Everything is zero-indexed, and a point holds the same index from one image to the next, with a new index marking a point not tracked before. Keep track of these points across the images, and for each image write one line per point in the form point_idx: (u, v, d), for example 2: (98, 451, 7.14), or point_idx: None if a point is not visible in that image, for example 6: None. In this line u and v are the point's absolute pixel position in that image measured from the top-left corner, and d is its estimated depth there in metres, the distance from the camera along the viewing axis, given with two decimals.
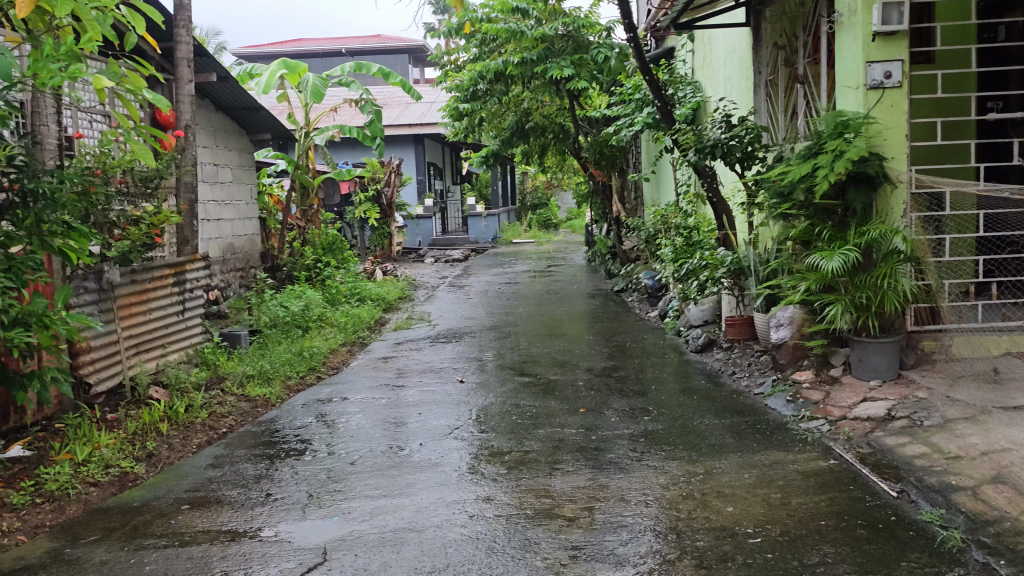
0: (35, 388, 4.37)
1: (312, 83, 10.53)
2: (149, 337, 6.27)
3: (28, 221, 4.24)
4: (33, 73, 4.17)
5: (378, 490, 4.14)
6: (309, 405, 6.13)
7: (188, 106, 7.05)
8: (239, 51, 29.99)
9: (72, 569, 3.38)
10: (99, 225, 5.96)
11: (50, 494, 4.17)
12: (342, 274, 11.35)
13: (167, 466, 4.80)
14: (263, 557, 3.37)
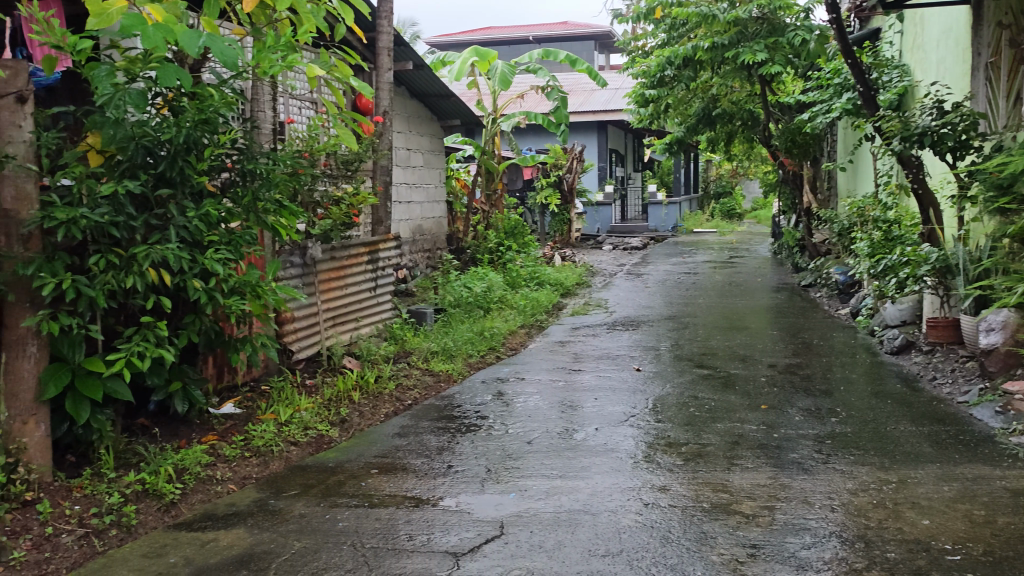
0: (247, 352, 4.80)
1: (501, 70, 10.73)
2: (344, 310, 6.70)
3: (246, 199, 4.65)
4: (255, 63, 4.53)
5: (554, 470, 4.21)
6: (488, 384, 6.33)
7: (387, 93, 7.43)
8: (431, 41, 31.13)
9: (276, 519, 3.70)
10: (306, 205, 6.41)
11: (257, 449, 4.57)
12: (523, 259, 11.54)
13: (358, 432, 5.12)
14: (445, 525, 3.54)
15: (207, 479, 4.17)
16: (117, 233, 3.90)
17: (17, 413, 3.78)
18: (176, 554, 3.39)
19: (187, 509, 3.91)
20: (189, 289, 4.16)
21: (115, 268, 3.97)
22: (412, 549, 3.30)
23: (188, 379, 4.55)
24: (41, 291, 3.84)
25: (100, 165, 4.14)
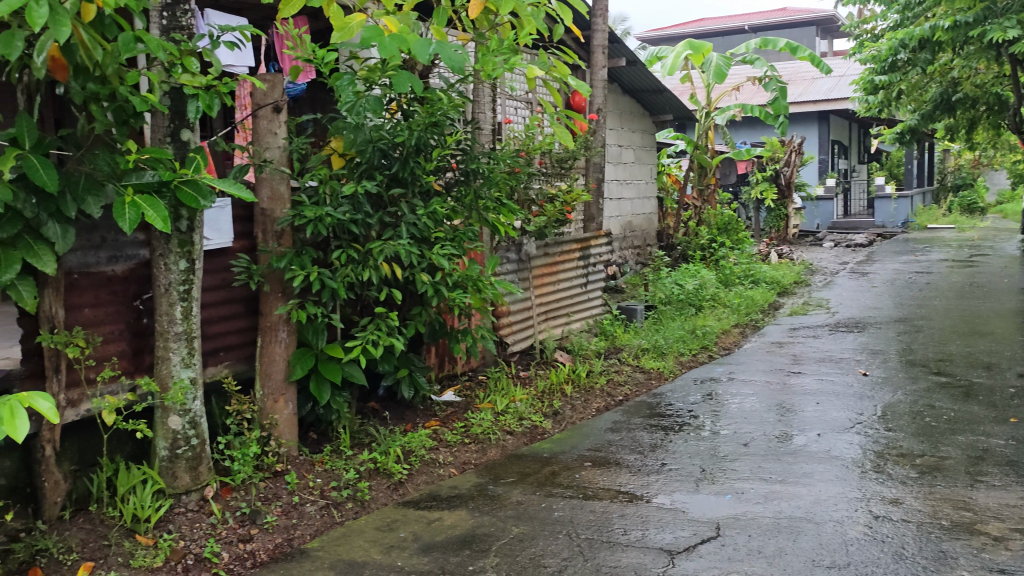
0: (467, 343, 5.03)
1: (716, 63, 10.41)
2: (556, 305, 6.85)
3: (469, 197, 4.88)
4: (480, 66, 4.73)
5: (772, 474, 4.07)
6: (701, 383, 6.21)
7: (601, 90, 7.49)
8: (642, 36, 30.93)
9: (495, 504, 3.85)
10: (521, 203, 6.59)
11: (476, 436, 4.77)
12: (736, 256, 11.18)
13: (571, 425, 5.21)
14: (660, 522, 3.52)
15: (431, 462, 4.42)
16: (356, 230, 4.22)
17: (270, 391, 4.20)
18: (405, 530, 3.62)
19: (413, 489, 4.16)
20: (417, 282, 4.42)
21: (354, 262, 4.30)
22: (627, 543, 3.32)
23: (414, 367, 4.85)
24: (291, 282, 4.24)
25: (341, 167, 4.50)
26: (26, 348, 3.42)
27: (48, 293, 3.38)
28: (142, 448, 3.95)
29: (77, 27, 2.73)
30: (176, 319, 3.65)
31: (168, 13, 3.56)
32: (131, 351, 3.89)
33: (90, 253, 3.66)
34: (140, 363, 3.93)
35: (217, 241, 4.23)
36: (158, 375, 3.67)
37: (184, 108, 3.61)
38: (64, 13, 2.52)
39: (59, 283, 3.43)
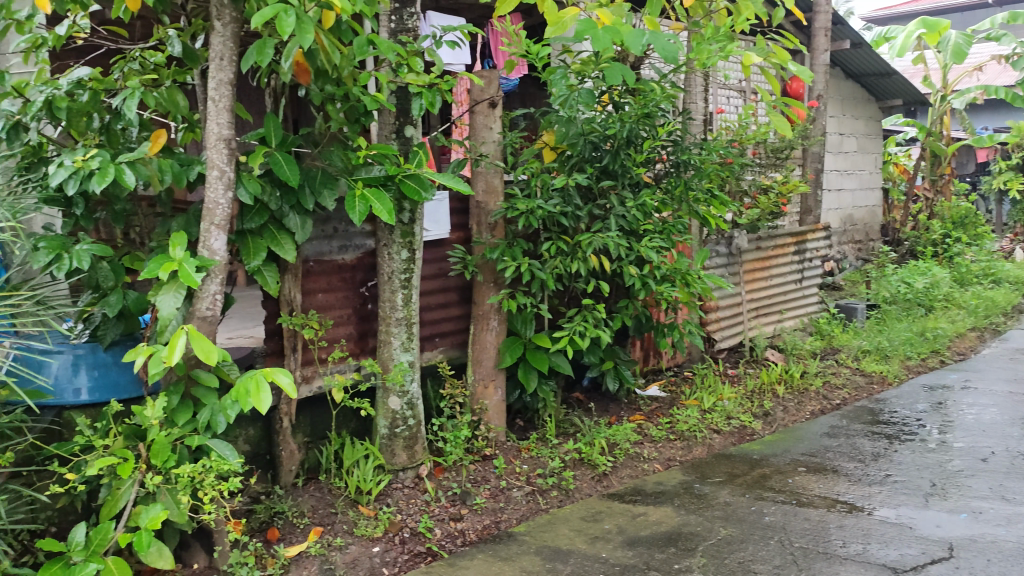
0: (674, 337, 4.94)
1: (956, 41, 9.53)
2: (768, 302, 6.57)
3: (679, 189, 4.78)
4: (695, 56, 4.60)
5: (1016, 495, 3.67)
6: (931, 391, 5.71)
7: (822, 75, 7.10)
8: (867, 16, 28.94)
9: (703, 503, 3.76)
10: (733, 195, 6.37)
11: (681, 433, 4.68)
12: (974, 252, 10.16)
13: (783, 427, 4.99)
14: (883, 537, 3.29)
15: (636, 456, 4.39)
16: (566, 222, 4.26)
17: (481, 377, 4.36)
18: (610, 522, 3.63)
19: (617, 482, 4.16)
20: (625, 275, 4.39)
21: (563, 253, 4.35)
22: (846, 556, 3.13)
23: (620, 360, 4.83)
24: (502, 272, 4.36)
25: (552, 160, 4.58)
26: (269, 328, 3.77)
27: (288, 278, 3.69)
28: (364, 425, 4.24)
29: (319, 33, 2.94)
30: (397, 305, 3.86)
31: (396, 17, 3.78)
32: (357, 334, 4.18)
33: (324, 242, 3.96)
34: (364, 344, 4.22)
35: (434, 233, 4.45)
36: (381, 357, 3.91)
37: (409, 105, 3.82)
38: (308, 20, 2.73)
39: (297, 269, 3.73)
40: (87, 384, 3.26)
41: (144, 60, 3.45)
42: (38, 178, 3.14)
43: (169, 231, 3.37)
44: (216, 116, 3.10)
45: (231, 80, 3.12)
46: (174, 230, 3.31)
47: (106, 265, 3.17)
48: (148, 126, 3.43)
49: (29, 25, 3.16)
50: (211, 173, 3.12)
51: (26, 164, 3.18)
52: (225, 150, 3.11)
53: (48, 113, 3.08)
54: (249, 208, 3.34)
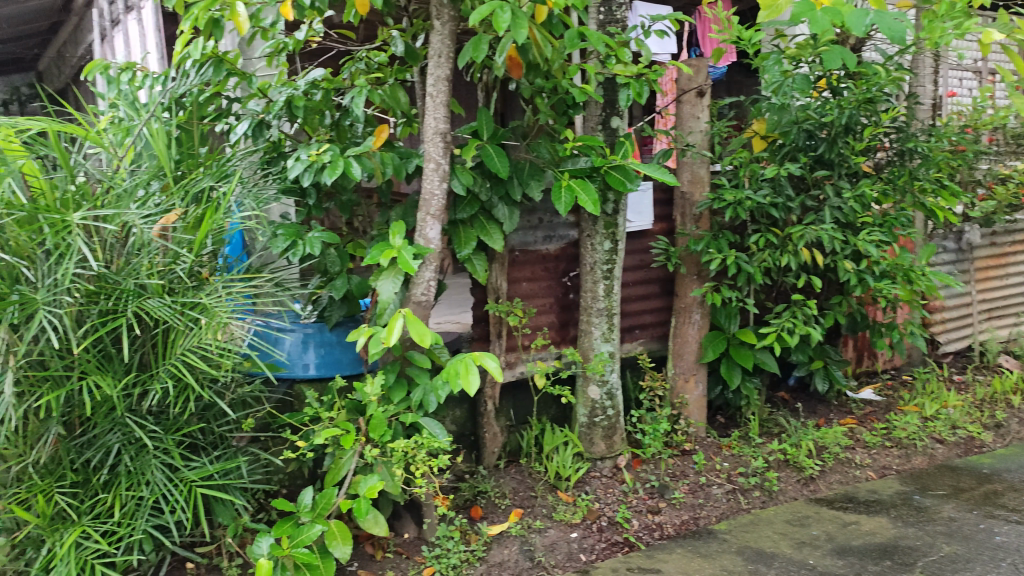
0: (893, 338, 4.61)
1: None
2: (1003, 303, 6.01)
3: (903, 178, 4.45)
4: (925, 35, 4.25)
5: None
6: None
7: None
8: None
9: (923, 517, 3.51)
10: (965, 185, 5.86)
11: (899, 441, 4.38)
12: None
13: (1018, 442, 4.54)
14: None
15: (847, 462, 4.16)
16: (776, 214, 4.09)
17: (682, 370, 4.30)
18: (818, 528, 3.47)
19: (826, 487, 3.97)
20: (840, 270, 4.16)
21: (772, 247, 4.18)
22: None
23: (830, 360, 4.59)
24: (707, 265, 4.27)
25: (762, 150, 4.43)
26: (476, 315, 3.93)
27: (495, 267, 3.82)
28: (564, 412, 4.32)
29: (532, 28, 2.98)
30: (599, 296, 3.89)
31: (605, 9, 3.80)
32: (559, 323, 4.27)
33: (530, 233, 4.06)
34: (566, 333, 4.30)
35: (638, 224, 4.43)
36: (582, 346, 3.96)
37: (616, 96, 3.83)
38: (523, 15, 2.79)
39: (504, 258, 3.85)
40: (315, 360, 3.56)
41: (369, 60, 3.69)
42: (278, 171, 3.48)
43: (389, 221, 3.60)
44: (433, 111, 3.26)
45: (447, 76, 3.27)
46: (392, 219, 3.53)
47: (333, 251, 3.43)
48: (372, 122, 3.65)
49: (272, 32, 3.48)
50: (427, 165, 3.29)
51: (268, 159, 3.53)
52: (441, 143, 3.27)
53: (287, 111, 3.38)
54: (461, 199, 3.48)
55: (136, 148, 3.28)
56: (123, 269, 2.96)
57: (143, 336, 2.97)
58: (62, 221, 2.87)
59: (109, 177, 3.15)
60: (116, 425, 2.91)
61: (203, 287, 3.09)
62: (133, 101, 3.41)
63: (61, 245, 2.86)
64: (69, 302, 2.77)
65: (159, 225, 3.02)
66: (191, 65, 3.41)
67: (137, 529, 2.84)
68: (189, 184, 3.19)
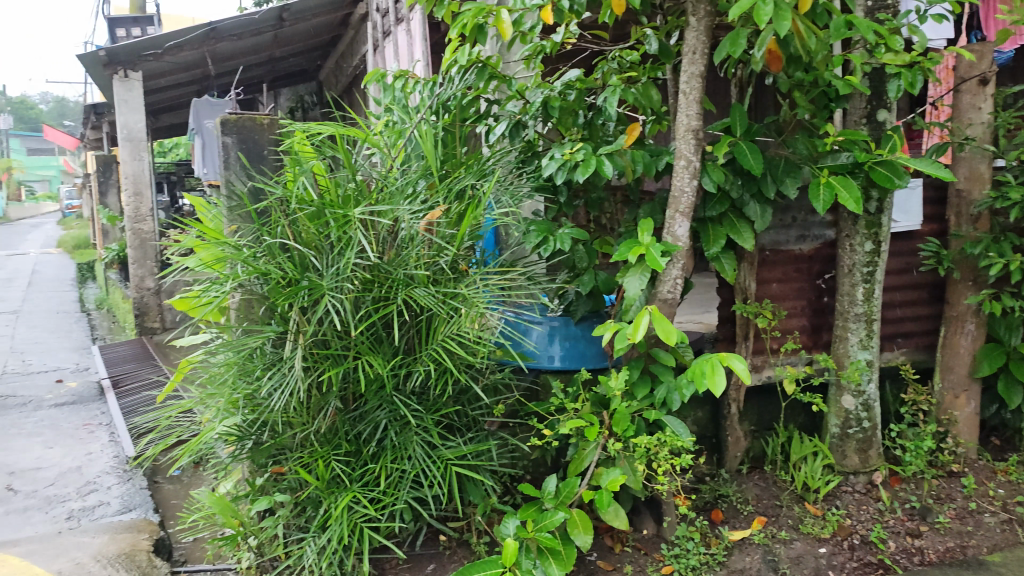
0: None
1: None
2: None
3: None
4: None
5: None
6: None
7: None
8: None
9: None
10: None
11: None
12: None
13: None
14: None
15: None
16: None
17: (950, 385, 3.95)
18: None
19: None
20: None
21: None
22: None
23: None
24: (985, 271, 3.87)
25: None
26: (722, 314, 3.89)
27: (744, 266, 3.70)
28: (814, 421, 4.13)
29: (794, 19, 2.83)
30: (857, 300, 3.66)
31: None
32: (811, 327, 4.09)
33: (782, 232, 3.92)
34: (818, 338, 4.12)
35: (904, 224, 4.13)
36: (836, 353, 3.76)
37: (883, 87, 3.60)
38: (787, 6, 2.68)
39: (754, 258, 3.72)
40: (560, 352, 3.67)
41: (621, 60, 3.71)
42: (532, 169, 3.61)
43: (637, 218, 3.62)
44: (685, 109, 3.24)
45: (701, 72, 3.23)
46: (641, 217, 3.55)
47: (582, 247, 3.46)
48: (623, 120, 3.69)
49: (531, 35, 3.60)
50: (679, 163, 3.28)
51: (523, 159, 3.66)
52: (693, 140, 3.24)
53: (544, 111, 3.51)
54: (711, 196, 3.41)
55: (406, 148, 3.56)
56: (394, 260, 3.24)
57: (410, 322, 3.23)
58: (344, 216, 3.21)
59: (384, 177, 3.46)
60: (384, 402, 3.19)
61: (462, 278, 3.32)
62: (406, 106, 3.70)
63: (343, 238, 3.21)
64: (349, 289, 3.09)
65: (425, 220, 3.25)
66: (456, 71, 3.61)
67: (399, 499, 3.09)
68: (452, 182, 3.41)
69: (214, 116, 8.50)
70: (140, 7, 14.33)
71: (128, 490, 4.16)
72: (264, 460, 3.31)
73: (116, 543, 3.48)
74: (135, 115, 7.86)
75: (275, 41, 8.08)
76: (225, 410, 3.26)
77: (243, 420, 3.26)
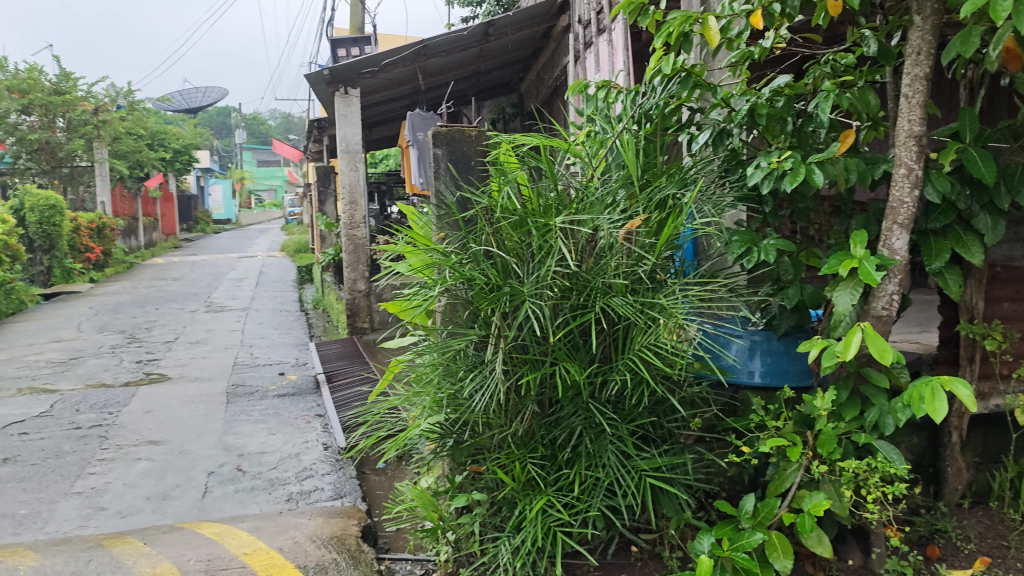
0: None
1: None
2: None
3: None
4: None
5: None
6: None
7: None
8: None
9: None
10: None
11: None
12: None
13: None
14: None
15: None
16: None
17: None
18: None
19: None
20: None
21: None
22: None
23: None
24: None
25: None
26: (944, 335, 3.66)
27: (971, 283, 3.40)
28: None
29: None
30: None
31: None
32: None
33: (1016, 246, 3.59)
34: None
35: None
36: None
37: None
38: None
39: (983, 274, 3.41)
40: (761, 367, 3.51)
41: (836, 64, 3.52)
42: (737, 178, 3.49)
43: (848, 230, 3.42)
44: (907, 113, 3.03)
45: (927, 74, 3.01)
46: (853, 228, 3.35)
47: (787, 259, 3.30)
48: (836, 127, 3.51)
49: (739, 41, 3.48)
50: (898, 171, 3.07)
51: (726, 168, 3.54)
52: (916, 147, 3.02)
53: (750, 119, 3.37)
54: (934, 207, 3.17)
55: (607, 159, 3.56)
56: (593, 268, 3.28)
57: (608, 330, 3.25)
58: (545, 225, 3.28)
59: (584, 187, 3.48)
60: (579, 409, 3.22)
61: (661, 289, 3.28)
62: (608, 117, 3.71)
63: (545, 246, 3.27)
64: (548, 296, 3.17)
65: (624, 230, 3.26)
66: (659, 80, 3.56)
67: (592, 506, 3.10)
68: (653, 192, 3.38)
69: (425, 129, 9.06)
70: (360, 28, 15.36)
71: (340, 478, 4.48)
72: (463, 459, 3.44)
73: (329, 526, 3.77)
74: (352, 128, 8.45)
75: (482, 56, 8.41)
76: (430, 409, 3.42)
77: (446, 419, 3.40)
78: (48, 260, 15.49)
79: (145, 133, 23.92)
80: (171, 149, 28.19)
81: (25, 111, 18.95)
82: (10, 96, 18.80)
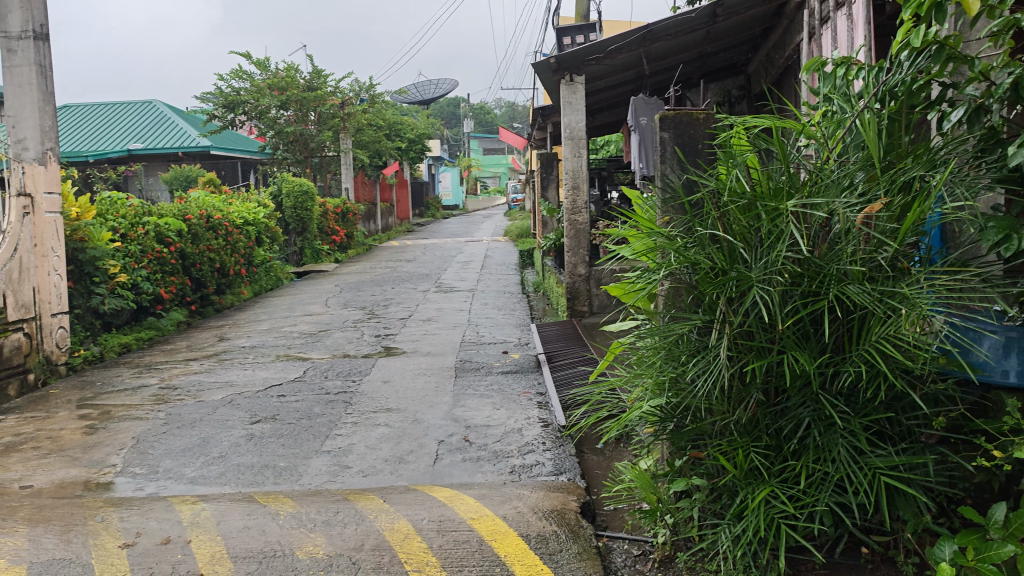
0: None
1: None
2: None
3: None
4: None
5: None
6: None
7: None
8: None
9: None
10: None
11: None
12: None
13: None
14: None
15: None
16: None
17: None
18: None
19: None
20: None
21: None
22: None
23: None
24: None
25: None
26: None
27: None
28: None
29: None
30: None
31: None
32: None
33: None
34: None
35: None
36: None
37: None
38: None
39: None
40: (1017, 367, 3.13)
41: None
42: (995, 159, 3.19)
43: None
44: None
45: None
46: None
47: None
48: None
49: (1002, 8, 3.16)
50: None
51: (982, 148, 3.23)
52: None
53: (1013, 94, 3.08)
54: None
55: (845, 139, 3.38)
56: (826, 254, 3.16)
57: (842, 319, 3.09)
58: (776, 209, 3.19)
59: (819, 169, 3.32)
60: (807, 399, 3.10)
61: (903, 278, 3.07)
62: (847, 95, 3.51)
63: (774, 231, 3.19)
64: (778, 282, 3.08)
65: (862, 214, 3.09)
66: (906, 55, 3.32)
67: (820, 501, 2.99)
68: (896, 173, 3.16)
69: (648, 114, 9.05)
70: (585, 15, 15.52)
71: (559, 454, 4.63)
72: (683, 444, 3.42)
73: (550, 499, 3.92)
74: (577, 115, 8.60)
75: (709, 38, 8.24)
76: (651, 392, 3.42)
77: (667, 402, 3.38)
78: (301, 242, 17.04)
79: (384, 124, 25.65)
80: (406, 139, 30.01)
81: (284, 106, 21.03)
82: (271, 93, 20.84)
